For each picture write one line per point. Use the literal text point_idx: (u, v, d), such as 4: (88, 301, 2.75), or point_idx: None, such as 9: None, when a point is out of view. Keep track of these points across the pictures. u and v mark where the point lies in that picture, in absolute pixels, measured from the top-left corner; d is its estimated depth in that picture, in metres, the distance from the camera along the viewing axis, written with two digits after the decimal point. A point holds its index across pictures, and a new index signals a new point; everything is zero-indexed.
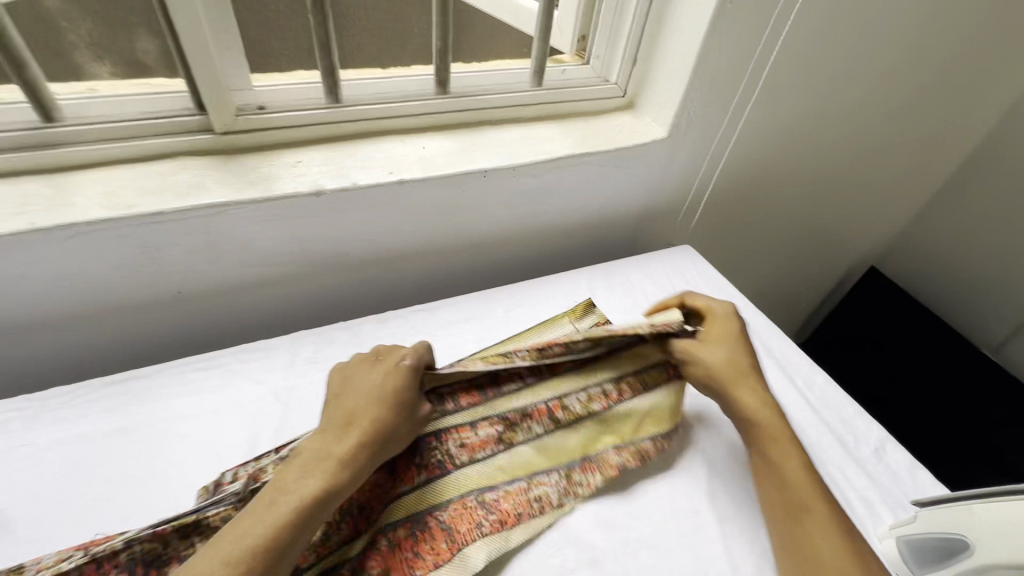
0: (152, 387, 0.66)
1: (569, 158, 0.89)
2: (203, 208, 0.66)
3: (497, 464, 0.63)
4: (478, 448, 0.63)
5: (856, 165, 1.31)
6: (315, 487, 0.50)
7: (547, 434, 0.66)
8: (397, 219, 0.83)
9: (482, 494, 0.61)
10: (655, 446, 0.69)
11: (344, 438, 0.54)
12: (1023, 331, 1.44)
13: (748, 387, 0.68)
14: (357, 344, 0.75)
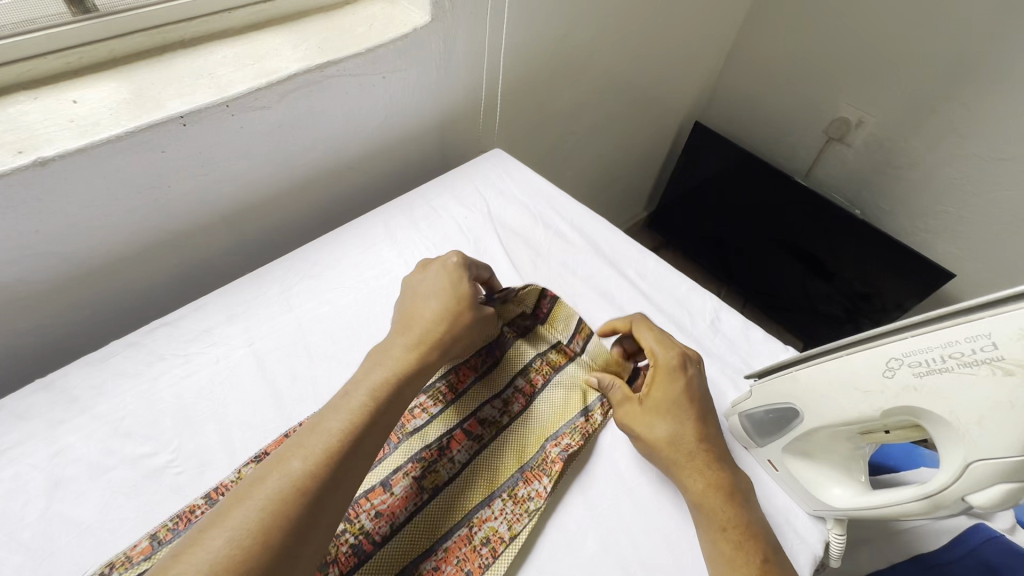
0: None
1: (306, 74, 0.66)
2: None
3: (423, 524, 0.50)
4: (396, 509, 0.50)
5: (662, 12, 1.21)
6: (357, 415, 0.47)
7: (475, 457, 0.55)
8: (74, 215, 0.58)
9: (418, 569, 0.47)
10: (595, 422, 0.58)
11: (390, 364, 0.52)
12: (831, 141, 1.50)
13: (693, 463, 0.52)
14: (62, 404, 0.54)
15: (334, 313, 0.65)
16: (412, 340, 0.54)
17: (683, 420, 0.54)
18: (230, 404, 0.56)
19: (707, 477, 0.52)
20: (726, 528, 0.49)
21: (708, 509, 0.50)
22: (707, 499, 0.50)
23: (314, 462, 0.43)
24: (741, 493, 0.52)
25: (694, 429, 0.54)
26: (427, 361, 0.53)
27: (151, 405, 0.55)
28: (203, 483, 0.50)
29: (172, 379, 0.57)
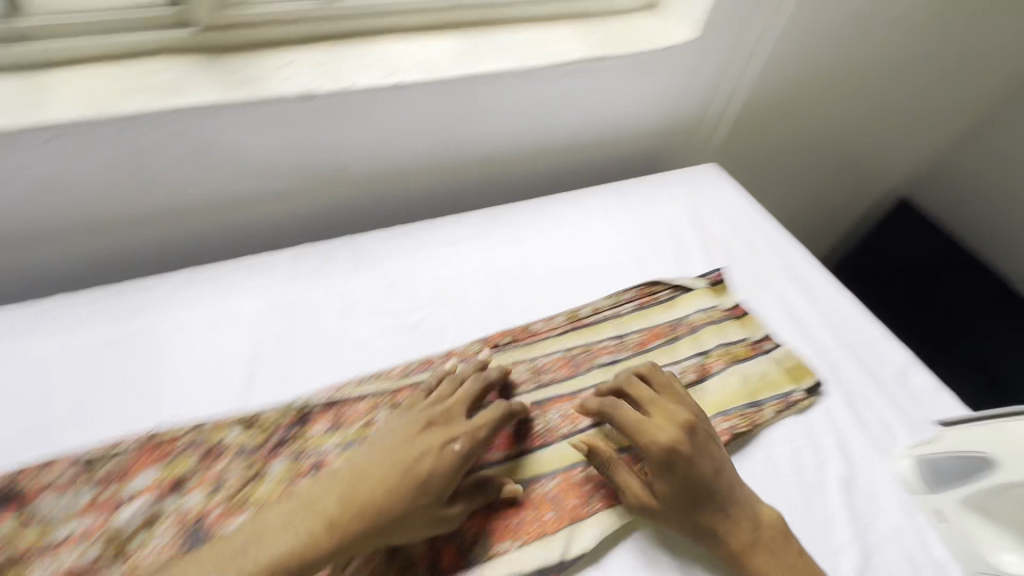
0: (153, 299, 0.65)
1: (584, 62, 0.80)
2: (188, 111, 0.63)
3: (597, 436, 0.60)
4: (579, 418, 0.61)
5: (909, 76, 1.17)
6: (337, 509, 0.47)
7: None
8: (397, 129, 0.76)
9: (587, 467, 0.58)
10: (762, 415, 0.63)
11: (372, 463, 0.50)
12: None
13: (705, 511, 0.53)
14: (356, 259, 0.72)
15: (551, 258, 0.77)
16: (406, 454, 0.50)
17: (706, 479, 0.54)
18: (465, 297, 0.71)
19: (748, 523, 0.54)
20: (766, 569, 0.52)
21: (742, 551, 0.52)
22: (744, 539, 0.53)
23: (310, 537, 0.45)
24: (783, 542, 0.53)
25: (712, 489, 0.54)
26: (420, 488, 0.49)
27: (413, 280, 0.71)
28: (441, 344, 0.66)
29: (428, 266, 0.73)
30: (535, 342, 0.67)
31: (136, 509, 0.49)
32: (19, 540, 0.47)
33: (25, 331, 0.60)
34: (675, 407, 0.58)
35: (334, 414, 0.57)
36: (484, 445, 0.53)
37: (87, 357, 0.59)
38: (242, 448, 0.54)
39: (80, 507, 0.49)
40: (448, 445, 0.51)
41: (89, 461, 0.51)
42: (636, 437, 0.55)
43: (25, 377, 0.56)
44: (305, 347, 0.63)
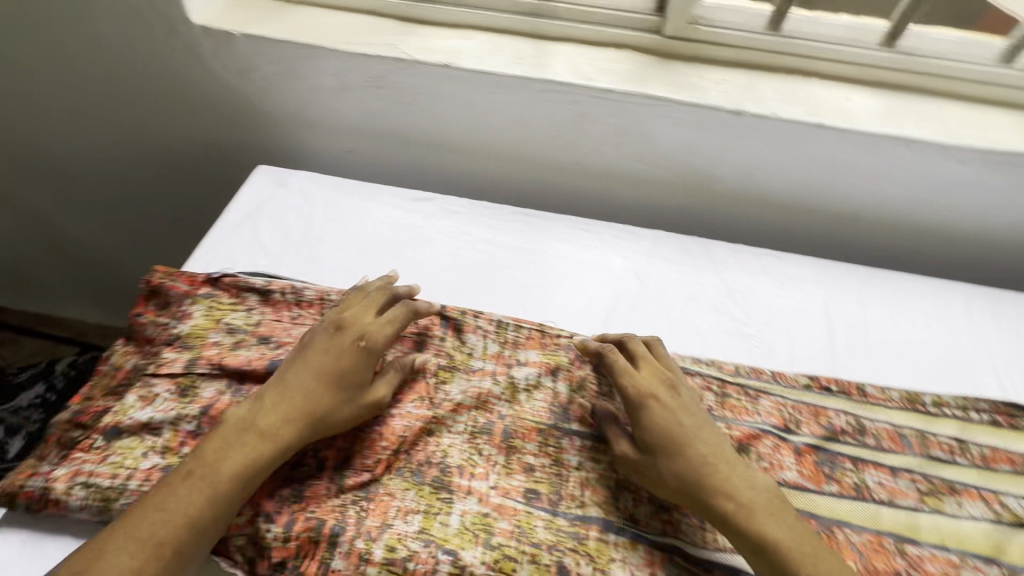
0: (548, 229, 0.81)
1: (1017, 156, 0.75)
2: (643, 98, 0.77)
3: (918, 522, 0.57)
4: (897, 494, 0.59)
5: None
6: (304, 396, 0.53)
7: (986, 521, 0.58)
8: (787, 162, 0.81)
9: (902, 545, 0.55)
10: None
11: (344, 363, 0.56)
12: None
13: (722, 492, 0.52)
14: (706, 260, 0.80)
15: (895, 333, 0.75)
16: (341, 350, 0.57)
17: (673, 439, 0.54)
18: (799, 333, 0.73)
19: (767, 512, 0.51)
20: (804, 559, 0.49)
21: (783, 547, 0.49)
22: (778, 534, 0.50)
23: (267, 429, 0.51)
24: (786, 512, 0.52)
25: (681, 448, 0.54)
26: (350, 384, 0.55)
27: (754, 298, 0.76)
28: (770, 363, 0.69)
29: (769, 291, 0.77)
30: (868, 403, 0.66)
31: (527, 374, 0.63)
32: (453, 355, 0.64)
33: (468, 219, 0.80)
34: (643, 375, 0.59)
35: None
36: (380, 352, 0.58)
37: (504, 252, 0.77)
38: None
39: (490, 352, 0.64)
40: (366, 341, 0.57)
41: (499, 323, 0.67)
42: (626, 393, 0.58)
43: (464, 249, 0.76)
44: (653, 314, 0.73)
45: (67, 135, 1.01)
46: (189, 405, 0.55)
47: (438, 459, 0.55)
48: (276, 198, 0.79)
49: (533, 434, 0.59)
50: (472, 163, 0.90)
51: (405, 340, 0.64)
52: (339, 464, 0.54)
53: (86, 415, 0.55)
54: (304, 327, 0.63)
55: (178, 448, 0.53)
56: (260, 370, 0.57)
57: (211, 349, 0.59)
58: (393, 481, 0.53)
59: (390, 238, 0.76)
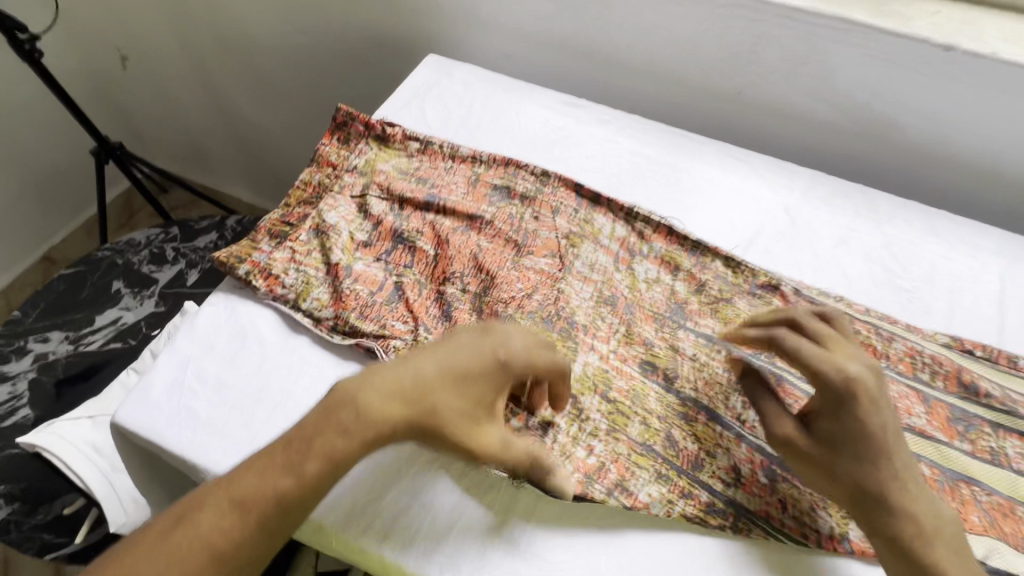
0: (695, 149, 0.79)
1: None
2: (837, 21, 0.71)
3: None
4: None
5: None
6: (411, 379, 0.44)
7: None
8: (990, 117, 0.72)
9: None
10: None
11: (459, 363, 0.45)
12: None
13: (902, 507, 0.44)
14: (867, 210, 0.74)
15: None
16: (467, 345, 0.46)
17: (868, 440, 0.45)
18: (962, 300, 0.67)
19: (948, 545, 0.43)
20: (950, 574, 0.42)
21: (925, 563, 0.42)
22: (954, 574, 0.42)
23: (382, 416, 0.42)
24: (960, 546, 0.43)
25: (870, 456, 0.45)
26: (466, 384, 0.45)
27: (917, 256, 0.70)
28: (923, 319, 0.64)
29: (933, 250, 0.70)
30: (1017, 374, 0.60)
31: (647, 268, 0.65)
32: (584, 226, 0.67)
33: (617, 128, 0.81)
34: (856, 364, 0.46)
35: (797, 301, 0.63)
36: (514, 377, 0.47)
37: (649, 164, 0.76)
38: (721, 276, 0.65)
39: (616, 235, 0.67)
40: (499, 355, 0.46)
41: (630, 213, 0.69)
42: (834, 393, 0.46)
43: (610, 155, 0.77)
44: (797, 247, 0.69)
45: (266, 17, 1.13)
46: (364, 220, 0.64)
47: (566, 315, 0.59)
48: (441, 85, 0.84)
49: (650, 320, 0.61)
50: (628, 79, 0.89)
51: (542, 204, 0.68)
52: (479, 292, 0.60)
53: (292, 218, 0.65)
54: (454, 176, 0.70)
55: (353, 250, 0.62)
56: (418, 200, 0.66)
57: (380, 178, 0.68)
58: (526, 320, 0.58)
59: (541, 134, 0.79)
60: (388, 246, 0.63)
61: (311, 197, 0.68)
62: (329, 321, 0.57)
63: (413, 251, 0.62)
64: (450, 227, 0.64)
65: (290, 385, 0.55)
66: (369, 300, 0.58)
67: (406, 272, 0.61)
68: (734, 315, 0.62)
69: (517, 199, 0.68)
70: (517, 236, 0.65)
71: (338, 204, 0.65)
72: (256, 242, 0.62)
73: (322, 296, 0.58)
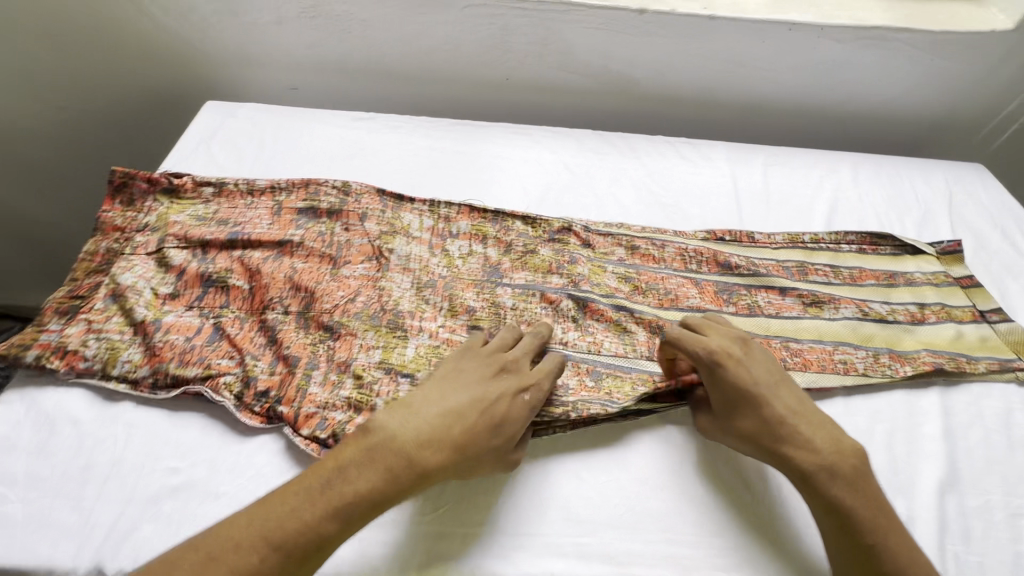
0: (484, 135, 0.89)
1: (884, 30, 0.86)
2: (557, 5, 0.85)
3: (797, 327, 0.68)
4: (783, 307, 0.70)
5: None
6: (460, 408, 0.50)
7: (856, 320, 0.70)
8: (692, 58, 0.91)
9: (787, 343, 0.67)
10: (974, 365, 0.66)
11: (493, 394, 0.52)
12: None
13: (793, 437, 0.52)
14: (630, 149, 0.89)
15: (793, 193, 0.86)
16: (496, 382, 0.53)
17: (751, 394, 0.54)
18: (711, 200, 0.83)
19: (851, 476, 0.50)
20: (855, 504, 0.49)
21: (838, 499, 0.50)
22: (853, 500, 0.49)
23: (412, 461, 0.47)
24: (862, 475, 0.51)
25: (759, 404, 0.53)
26: (502, 409, 0.52)
27: (671, 176, 0.86)
28: (684, 223, 0.80)
29: (683, 169, 0.87)
30: (756, 246, 0.77)
31: (460, 245, 0.72)
32: (393, 224, 0.72)
33: (409, 132, 0.87)
34: (717, 339, 0.56)
35: (589, 236, 0.75)
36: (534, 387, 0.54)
37: (445, 155, 0.84)
38: (524, 233, 0.74)
39: (426, 226, 0.73)
40: (518, 377, 0.54)
41: (433, 204, 0.75)
42: (711, 371, 0.55)
43: (407, 155, 0.83)
44: (580, 193, 0.81)
45: (14, 103, 1.00)
46: (165, 274, 0.63)
47: (391, 308, 0.64)
48: (227, 126, 0.85)
49: (471, 287, 0.68)
50: (413, 85, 0.97)
51: (350, 214, 0.72)
52: (303, 310, 0.62)
53: (82, 290, 0.61)
54: (257, 210, 0.71)
55: (160, 304, 0.60)
56: (221, 241, 0.66)
57: (175, 228, 0.67)
58: (354, 322, 0.61)
59: (339, 150, 0.83)
60: (199, 292, 0.62)
61: (102, 266, 0.64)
62: (147, 379, 0.55)
63: (227, 291, 0.62)
64: (261, 258, 0.65)
65: (120, 452, 0.52)
66: (187, 347, 0.57)
67: (224, 312, 0.61)
68: (541, 262, 0.71)
69: (324, 217, 0.71)
70: (332, 250, 0.68)
71: (133, 265, 0.63)
72: (43, 325, 0.58)
73: (134, 357, 0.56)
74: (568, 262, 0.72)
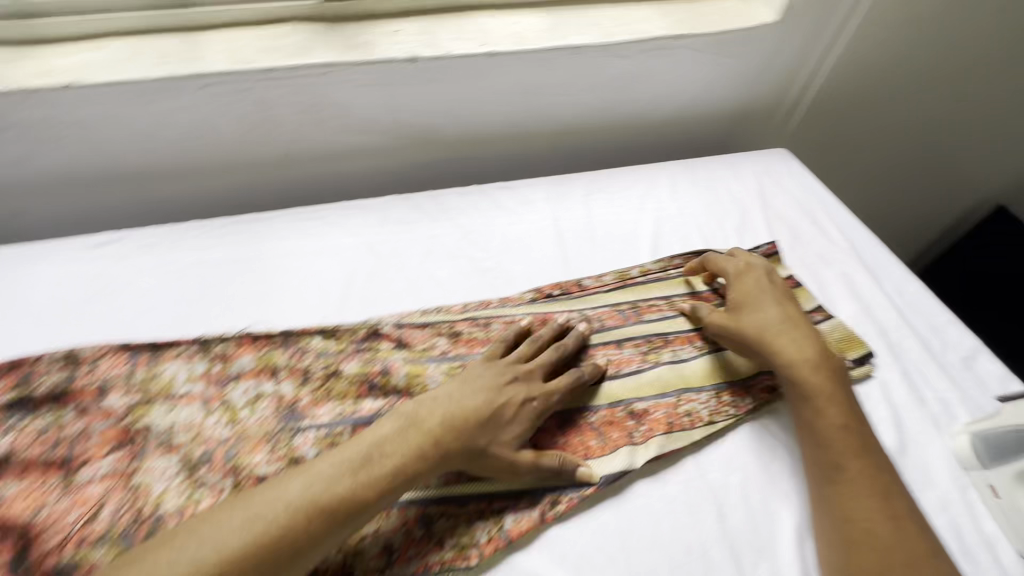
0: (266, 229, 0.75)
1: (665, 40, 0.84)
2: (313, 69, 0.73)
3: (639, 383, 0.64)
4: (623, 363, 0.65)
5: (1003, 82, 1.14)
6: (484, 402, 0.55)
7: (695, 358, 0.67)
8: (484, 97, 0.84)
9: (632, 405, 0.62)
10: None
11: (518, 390, 0.58)
12: None
13: (830, 416, 0.56)
14: (439, 210, 0.80)
15: (616, 222, 0.82)
16: (516, 382, 0.58)
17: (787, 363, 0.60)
18: (534, 251, 0.77)
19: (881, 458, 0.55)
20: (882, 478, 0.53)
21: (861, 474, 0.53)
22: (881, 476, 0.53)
23: (432, 444, 0.52)
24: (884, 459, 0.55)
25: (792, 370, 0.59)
26: (518, 403, 0.57)
27: (490, 232, 0.78)
28: (508, 288, 0.73)
29: (501, 221, 0.80)
30: (587, 294, 0.73)
31: (244, 388, 0.59)
32: (146, 387, 0.58)
33: (167, 249, 0.71)
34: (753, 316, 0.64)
35: (401, 332, 0.66)
36: (549, 384, 0.60)
37: (219, 268, 0.70)
38: (324, 351, 0.63)
39: (196, 373, 0.59)
40: (531, 376, 0.59)
41: (205, 345, 0.62)
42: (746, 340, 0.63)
43: (168, 279, 0.68)
44: (391, 279, 0.72)
45: None
46: None
47: (148, 513, 0.50)
48: None
49: (261, 445, 0.55)
50: (175, 181, 0.81)
51: (83, 392, 0.56)
52: (16, 559, 0.46)
53: None
54: None
55: None
56: None
57: None
58: (95, 553, 0.47)
59: (74, 294, 0.66)
60: None
61: None
62: None
63: None
64: None
65: None
66: None
67: None
68: (346, 384, 0.61)
69: (45, 406, 0.55)
70: (59, 450, 0.53)
71: None
72: None
73: None
74: (378, 374, 0.62)
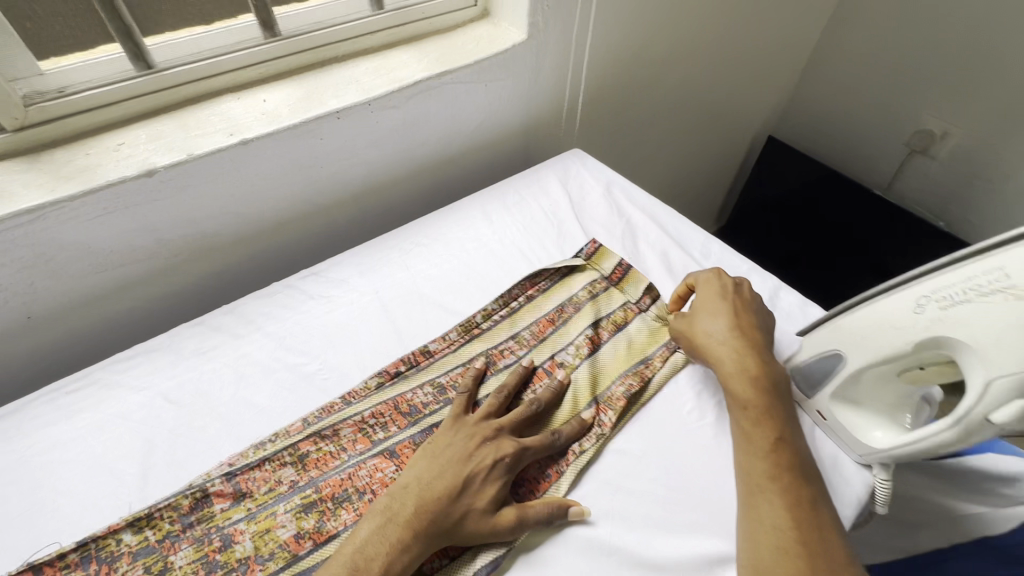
0: (19, 423, 0.60)
1: (429, 81, 0.83)
2: (17, 219, 0.59)
3: None
4: None
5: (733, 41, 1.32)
6: (454, 467, 0.57)
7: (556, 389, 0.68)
8: (257, 187, 0.76)
9: None
10: (652, 369, 0.69)
11: (484, 449, 0.59)
12: (904, 168, 1.55)
13: (736, 363, 0.63)
14: (244, 323, 0.71)
15: (441, 273, 0.80)
16: (481, 438, 0.59)
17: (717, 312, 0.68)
18: (362, 334, 0.71)
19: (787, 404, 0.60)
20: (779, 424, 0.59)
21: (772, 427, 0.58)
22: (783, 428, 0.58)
23: (417, 526, 0.52)
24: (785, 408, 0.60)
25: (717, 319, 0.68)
26: (485, 463, 0.57)
27: (308, 329, 0.71)
28: (342, 387, 0.66)
29: (318, 313, 0.73)
30: (434, 362, 0.69)
31: None
32: None
33: None
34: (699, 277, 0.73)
35: (236, 484, 0.56)
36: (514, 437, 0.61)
37: None
38: (140, 549, 0.52)
39: None
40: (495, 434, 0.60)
41: None
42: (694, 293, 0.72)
43: None
44: (203, 425, 0.61)
45: None
46: None
47: None
48: None
49: None
50: None
51: None
52: None
53: None
54: None
55: None
56: None
57: None
58: None
59: None
60: None
61: None
62: None
63: None
64: None
65: None
66: None
67: None
68: None
69: None
70: None
71: None
72: None
73: None
74: (218, 551, 0.52)
